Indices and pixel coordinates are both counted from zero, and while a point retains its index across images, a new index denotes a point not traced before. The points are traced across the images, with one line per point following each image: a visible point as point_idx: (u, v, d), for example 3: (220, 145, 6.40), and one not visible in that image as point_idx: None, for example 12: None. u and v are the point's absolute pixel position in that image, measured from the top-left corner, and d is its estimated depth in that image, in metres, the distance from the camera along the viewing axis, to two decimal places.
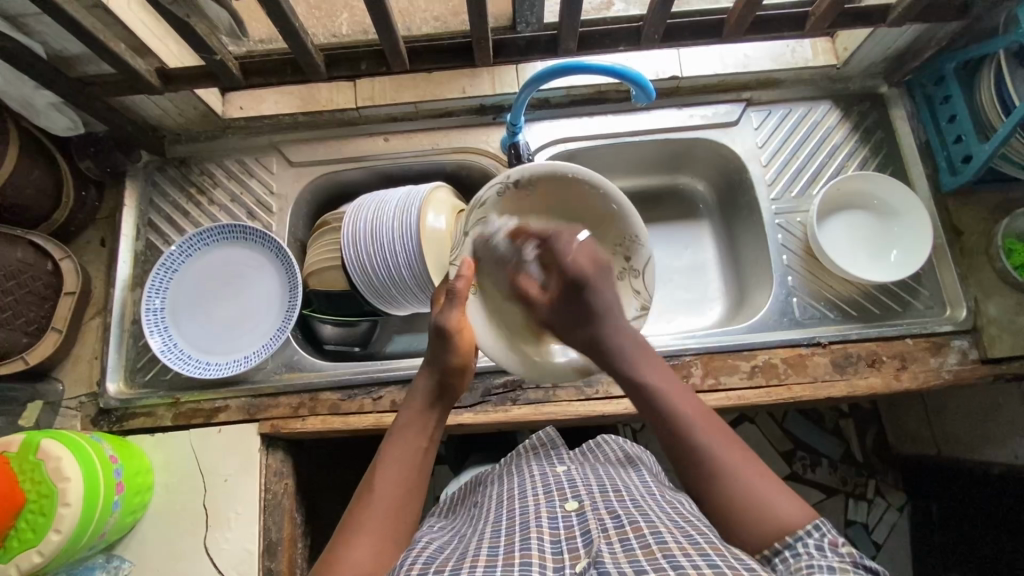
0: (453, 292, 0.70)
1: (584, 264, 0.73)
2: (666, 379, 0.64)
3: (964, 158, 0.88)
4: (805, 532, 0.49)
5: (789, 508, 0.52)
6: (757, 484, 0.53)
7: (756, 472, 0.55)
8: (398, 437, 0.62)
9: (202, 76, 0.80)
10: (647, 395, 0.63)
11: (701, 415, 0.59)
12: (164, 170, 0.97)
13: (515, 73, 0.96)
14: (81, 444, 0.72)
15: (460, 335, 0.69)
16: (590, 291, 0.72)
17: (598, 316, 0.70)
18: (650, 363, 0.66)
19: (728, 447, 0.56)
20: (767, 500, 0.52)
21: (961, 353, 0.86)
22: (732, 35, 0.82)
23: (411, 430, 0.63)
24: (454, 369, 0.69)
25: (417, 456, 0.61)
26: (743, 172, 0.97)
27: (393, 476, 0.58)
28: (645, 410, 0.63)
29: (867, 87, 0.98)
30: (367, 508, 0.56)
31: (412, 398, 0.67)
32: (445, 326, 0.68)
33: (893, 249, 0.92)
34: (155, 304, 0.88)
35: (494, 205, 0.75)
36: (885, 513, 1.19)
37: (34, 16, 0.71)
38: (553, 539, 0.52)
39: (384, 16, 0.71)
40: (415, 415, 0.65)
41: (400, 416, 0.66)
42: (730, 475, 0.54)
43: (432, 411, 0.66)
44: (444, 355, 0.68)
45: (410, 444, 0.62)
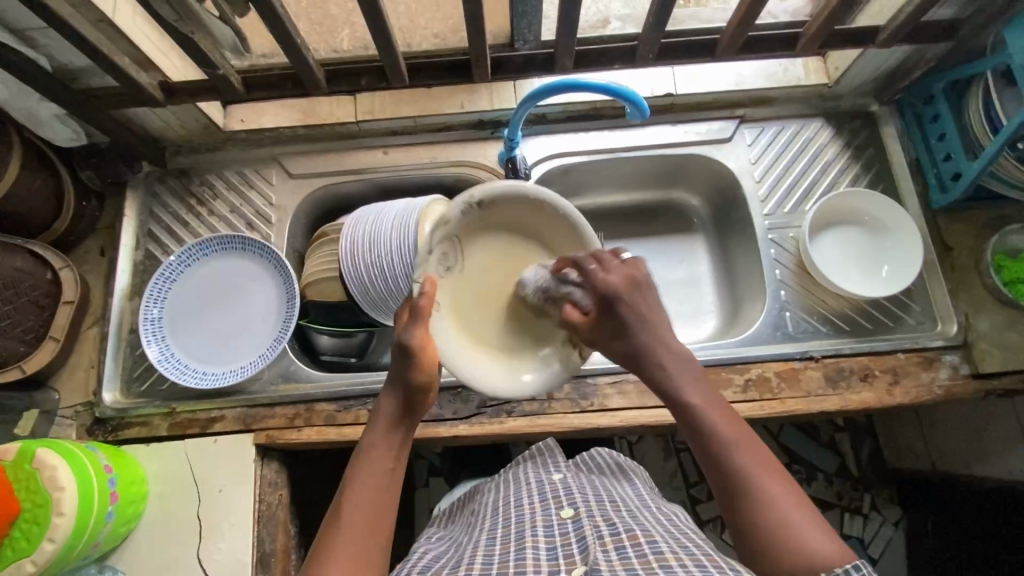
0: (418, 309, 0.63)
1: (617, 283, 0.63)
2: (709, 399, 0.60)
3: (954, 176, 0.89)
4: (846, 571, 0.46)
5: (830, 548, 0.49)
6: (795, 515, 0.51)
7: (795, 505, 0.52)
8: (362, 463, 0.58)
9: (205, 89, 0.82)
10: (687, 415, 0.59)
11: (744, 442, 0.56)
12: (165, 180, 0.98)
13: (513, 89, 0.98)
14: (76, 453, 0.72)
15: (423, 353, 0.62)
16: (628, 308, 0.62)
17: (639, 330, 0.63)
18: (692, 379, 0.61)
19: (768, 479, 0.53)
20: (803, 536, 0.49)
21: (952, 368, 0.87)
22: (725, 54, 0.84)
23: (375, 458, 0.59)
24: (418, 388, 0.63)
25: (381, 485, 0.57)
26: (737, 187, 0.99)
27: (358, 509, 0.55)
28: (686, 428, 0.59)
29: (858, 106, 1.00)
30: (333, 544, 0.52)
31: (376, 419, 0.62)
32: (406, 343, 0.62)
33: (884, 264, 0.93)
34: (153, 314, 0.89)
35: (459, 225, 0.67)
36: (881, 528, 1.19)
37: (40, 30, 0.72)
38: (548, 547, 0.53)
39: (385, 33, 0.73)
40: (377, 440, 0.60)
41: (365, 439, 0.61)
42: (769, 507, 0.52)
43: (397, 432, 0.61)
44: (408, 372, 0.62)
45: (374, 472, 0.58)
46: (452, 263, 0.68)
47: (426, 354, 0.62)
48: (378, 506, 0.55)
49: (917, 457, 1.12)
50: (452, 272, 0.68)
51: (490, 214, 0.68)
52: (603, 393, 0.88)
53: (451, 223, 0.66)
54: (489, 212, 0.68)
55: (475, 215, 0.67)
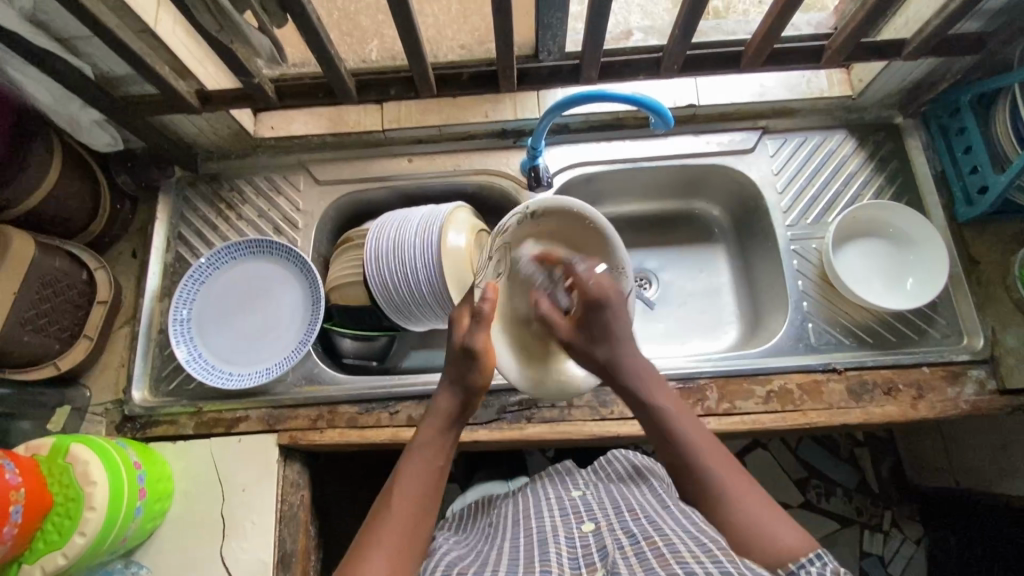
0: (480, 314, 0.70)
1: (605, 287, 0.74)
2: (673, 401, 0.66)
3: (981, 189, 0.89)
4: (809, 560, 0.51)
5: (793, 538, 0.54)
6: (761, 509, 0.56)
7: (761, 499, 0.57)
8: (418, 453, 0.63)
9: (239, 97, 0.84)
10: (654, 416, 0.65)
11: (707, 440, 0.62)
12: (196, 185, 1.01)
13: (536, 99, 0.99)
14: (108, 450, 0.74)
15: (486, 355, 0.68)
16: (608, 313, 0.72)
17: (613, 335, 0.71)
18: (656, 384, 0.68)
19: (732, 473, 0.59)
20: (771, 530, 0.54)
21: (978, 383, 0.86)
22: (750, 66, 0.84)
23: (431, 448, 0.64)
24: (474, 391, 0.69)
25: (434, 473, 0.62)
26: (759, 198, 0.99)
27: (413, 492, 0.60)
28: (654, 432, 0.64)
29: (882, 118, 0.99)
30: (386, 522, 0.57)
31: (433, 414, 0.67)
32: (473, 347, 0.68)
33: (909, 277, 0.92)
34: (182, 315, 0.91)
35: (513, 234, 0.76)
36: (902, 546, 1.17)
37: (84, 39, 0.74)
38: (570, 555, 0.55)
39: (415, 44, 0.75)
40: (434, 432, 0.66)
41: (419, 430, 0.66)
42: (736, 503, 0.57)
43: (452, 430, 0.67)
44: (468, 373, 0.69)
45: (430, 462, 0.63)
46: (503, 270, 0.77)
47: (488, 357, 0.69)
48: (430, 493, 0.61)
49: (939, 474, 1.11)
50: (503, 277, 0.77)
51: (544, 226, 0.76)
52: (623, 401, 0.88)
53: (507, 232, 0.76)
54: (541, 223, 0.76)
55: (528, 226, 0.76)
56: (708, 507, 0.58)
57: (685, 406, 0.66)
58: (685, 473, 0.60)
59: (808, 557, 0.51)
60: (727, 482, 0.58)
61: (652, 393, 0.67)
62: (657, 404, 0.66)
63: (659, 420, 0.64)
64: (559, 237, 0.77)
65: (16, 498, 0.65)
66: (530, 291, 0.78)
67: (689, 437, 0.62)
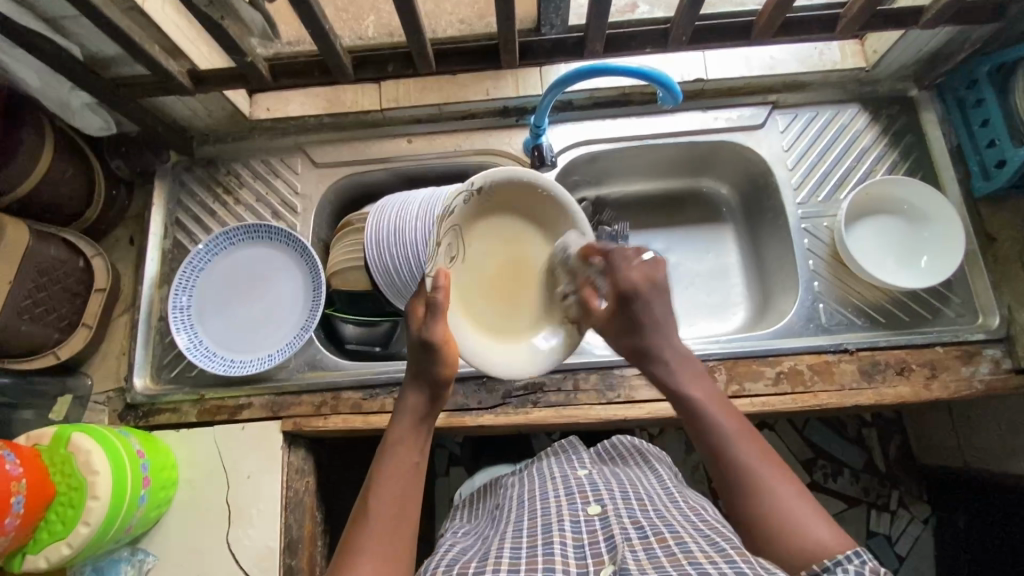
0: (435, 304, 0.62)
1: (638, 279, 0.66)
2: (710, 392, 0.65)
3: (998, 163, 0.86)
4: (845, 558, 0.50)
5: (829, 535, 0.53)
6: (793, 505, 0.56)
7: (795, 495, 0.57)
8: (392, 453, 0.62)
9: (233, 77, 0.82)
10: (692, 406, 0.64)
11: (742, 432, 0.61)
12: (192, 169, 0.99)
13: (539, 75, 0.96)
14: (109, 440, 0.73)
15: (447, 349, 0.63)
16: (643, 305, 0.66)
17: (646, 328, 0.67)
18: (693, 373, 0.66)
19: (765, 467, 0.58)
20: (806, 526, 0.54)
21: (993, 362, 0.84)
22: (761, 36, 0.81)
23: (404, 447, 0.63)
24: (439, 385, 0.65)
25: (410, 472, 0.61)
26: (769, 176, 0.96)
27: (392, 492, 0.59)
28: (690, 422, 0.64)
29: (897, 90, 0.96)
30: (366, 523, 0.57)
31: (401, 412, 0.65)
32: (430, 340, 0.62)
33: (923, 255, 0.90)
34: (181, 303, 0.89)
35: (464, 215, 0.65)
36: (909, 526, 1.16)
37: (71, 19, 0.72)
38: (576, 544, 0.52)
39: (413, 18, 0.72)
40: (405, 431, 0.64)
41: (391, 429, 0.65)
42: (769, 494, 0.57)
43: (423, 425, 0.65)
44: (431, 367, 0.64)
45: (406, 459, 0.62)
46: (457, 254, 0.65)
47: (448, 351, 0.63)
48: (410, 490, 0.60)
49: (949, 454, 1.09)
50: (457, 262, 0.66)
51: (492, 202, 0.66)
52: (630, 385, 0.87)
53: (455, 213, 0.64)
54: (490, 197, 0.66)
55: (479, 204, 0.65)
56: (741, 498, 0.58)
57: (721, 397, 0.65)
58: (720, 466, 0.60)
59: (844, 554, 0.50)
60: (761, 476, 0.58)
61: (690, 384, 0.65)
62: (694, 394, 0.64)
63: (697, 412, 0.63)
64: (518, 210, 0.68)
65: (18, 489, 0.64)
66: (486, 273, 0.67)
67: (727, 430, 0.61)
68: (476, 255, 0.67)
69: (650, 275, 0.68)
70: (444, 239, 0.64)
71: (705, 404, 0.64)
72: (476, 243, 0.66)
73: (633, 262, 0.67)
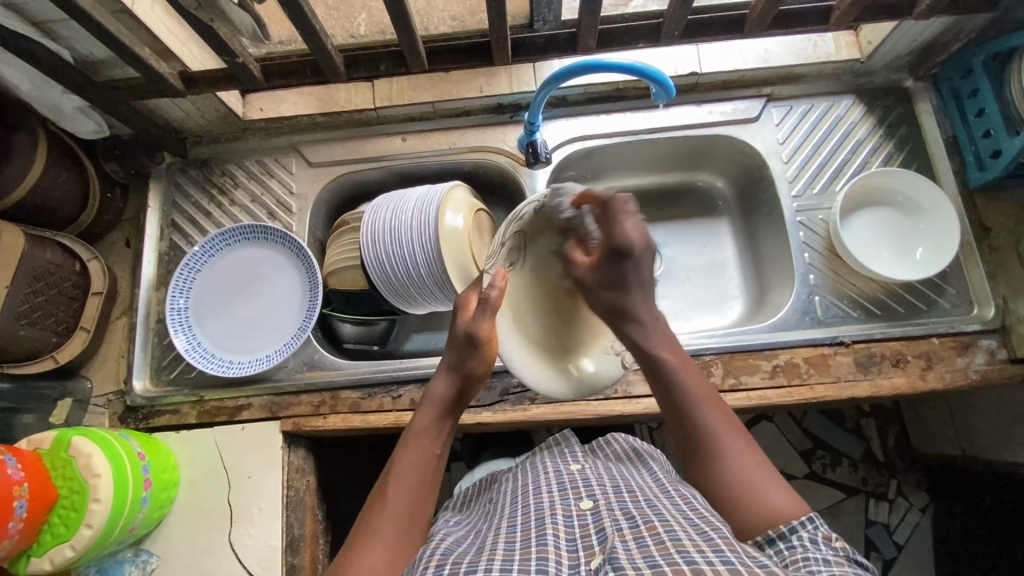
0: (487, 300, 0.68)
1: (634, 234, 0.68)
2: (679, 357, 0.67)
3: (993, 153, 0.85)
4: (799, 523, 0.52)
5: (787, 501, 0.55)
6: (758, 477, 0.57)
7: (756, 460, 0.58)
8: (414, 442, 0.64)
9: (226, 79, 0.82)
10: (661, 371, 0.66)
11: (709, 400, 0.63)
12: (187, 170, 0.99)
13: (532, 71, 0.96)
14: (111, 443, 0.73)
15: (489, 344, 0.69)
16: (634, 263, 0.69)
17: (628, 285, 0.69)
18: (666, 340, 0.69)
19: (729, 434, 0.60)
20: (765, 491, 0.56)
21: (988, 353, 0.84)
22: (754, 30, 0.80)
23: (428, 437, 0.65)
24: (472, 379, 0.70)
25: (430, 463, 0.63)
26: (764, 169, 0.96)
27: (410, 482, 0.61)
28: (660, 388, 0.66)
29: (892, 81, 0.96)
30: (383, 509, 0.58)
31: (429, 401, 0.68)
32: (476, 335, 0.68)
33: (918, 246, 0.90)
34: (179, 304, 0.89)
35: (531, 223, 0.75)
36: (907, 514, 1.17)
37: (61, 22, 0.72)
38: (568, 538, 0.53)
39: (404, 17, 0.72)
40: (430, 421, 0.66)
41: (415, 419, 0.67)
42: (732, 462, 0.58)
43: (447, 419, 0.68)
44: (469, 360, 0.69)
45: (426, 451, 0.64)
46: (517, 259, 0.75)
47: (489, 347, 0.69)
48: (425, 481, 0.62)
49: (946, 443, 1.10)
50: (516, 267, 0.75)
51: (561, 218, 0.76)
52: (627, 380, 0.87)
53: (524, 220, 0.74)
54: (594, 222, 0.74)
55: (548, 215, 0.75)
56: (704, 463, 0.59)
57: (690, 362, 0.67)
58: (685, 428, 0.62)
59: (799, 521, 0.52)
60: (723, 437, 0.60)
61: (660, 347, 0.67)
62: (666, 359, 0.66)
63: (665, 374, 0.65)
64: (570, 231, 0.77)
65: (20, 493, 0.65)
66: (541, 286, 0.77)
67: (693, 395, 0.63)
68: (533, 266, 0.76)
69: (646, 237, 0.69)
70: (509, 244, 0.74)
71: (676, 368, 0.66)
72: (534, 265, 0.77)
73: (630, 215, 0.69)
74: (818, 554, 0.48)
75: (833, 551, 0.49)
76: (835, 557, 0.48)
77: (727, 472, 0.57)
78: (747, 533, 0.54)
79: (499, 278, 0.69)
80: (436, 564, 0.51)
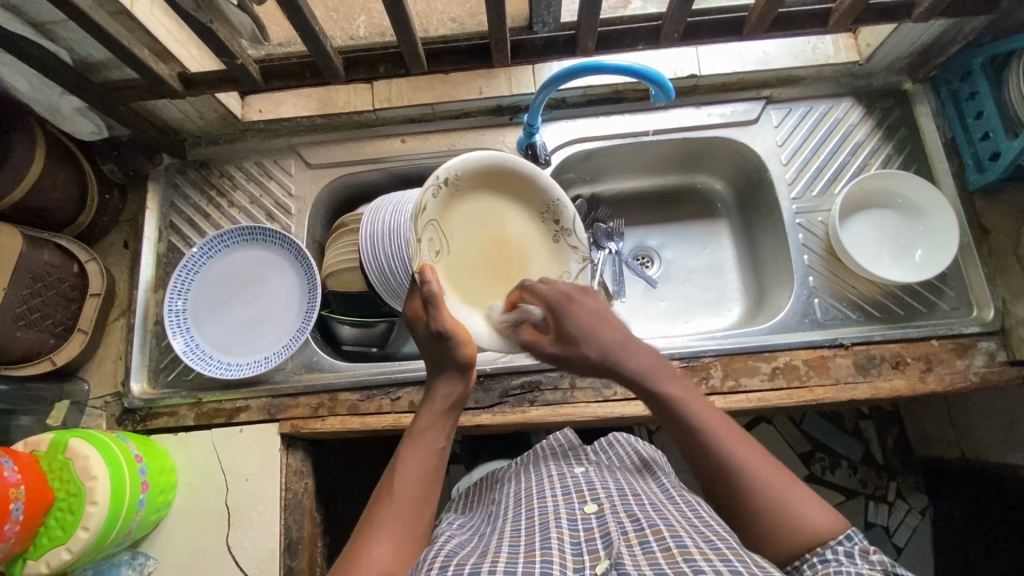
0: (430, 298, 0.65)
1: (560, 289, 0.69)
2: (688, 391, 0.62)
3: (993, 155, 0.85)
4: (835, 541, 0.52)
5: (821, 517, 0.54)
6: (789, 496, 0.55)
7: (782, 479, 0.56)
8: (418, 438, 0.63)
9: (225, 80, 0.82)
10: (674, 414, 0.61)
11: (727, 433, 0.58)
12: (185, 172, 0.99)
13: (532, 73, 0.96)
14: (108, 443, 0.73)
15: (455, 334, 0.65)
16: (576, 311, 0.67)
17: (592, 334, 0.66)
18: (670, 377, 0.63)
19: (757, 463, 0.57)
20: (798, 510, 0.54)
21: (988, 355, 0.84)
22: (753, 33, 0.80)
23: (431, 433, 0.63)
24: (464, 367, 0.66)
25: (434, 458, 0.62)
26: (763, 171, 0.96)
27: (414, 478, 0.60)
28: (677, 429, 0.61)
29: (891, 84, 0.96)
30: (388, 507, 0.58)
31: (429, 399, 0.66)
32: (443, 329, 0.64)
33: (918, 249, 0.90)
34: (177, 306, 0.89)
35: (435, 209, 0.71)
36: (906, 516, 1.17)
37: (60, 23, 0.71)
38: (573, 541, 0.53)
39: (404, 19, 0.71)
40: (433, 417, 0.64)
41: (417, 416, 0.65)
42: (764, 490, 0.55)
43: (449, 416, 0.65)
44: (453, 353, 0.65)
45: (429, 446, 0.63)
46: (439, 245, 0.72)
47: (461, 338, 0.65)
48: (430, 475, 0.61)
49: (946, 446, 1.10)
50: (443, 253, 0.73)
51: (461, 188, 0.73)
52: None
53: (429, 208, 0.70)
54: (458, 187, 0.73)
55: (448, 194, 0.72)
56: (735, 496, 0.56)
57: (700, 396, 0.62)
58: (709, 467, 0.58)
59: (836, 538, 0.52)
60: (752, 468, 0.56)
61: (666, 383, 0.63)
62: (677, 399, 0.61)
63: (678, 414, 0.60)
64: (480, 192, 0.75)
65: (17, 496, 0.64)
66: (473, 254, 0.76)
67: (708, 431, 0.58)
68: (459, 241, 0.75)
69: (565, 288, 0.69)
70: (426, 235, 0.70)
71: (688, 407, 0.61)
72: (456, 237, 0.74)
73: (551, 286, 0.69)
74: (853, 568, 0.49)
75: (870, 565, 0.49)
76: (871, 572, 0.48)
77: (757, 494, 0.55)
78: (787, 559, 0.53)
79: (427, 273, 0.65)
80: (439, 566, 0.51)
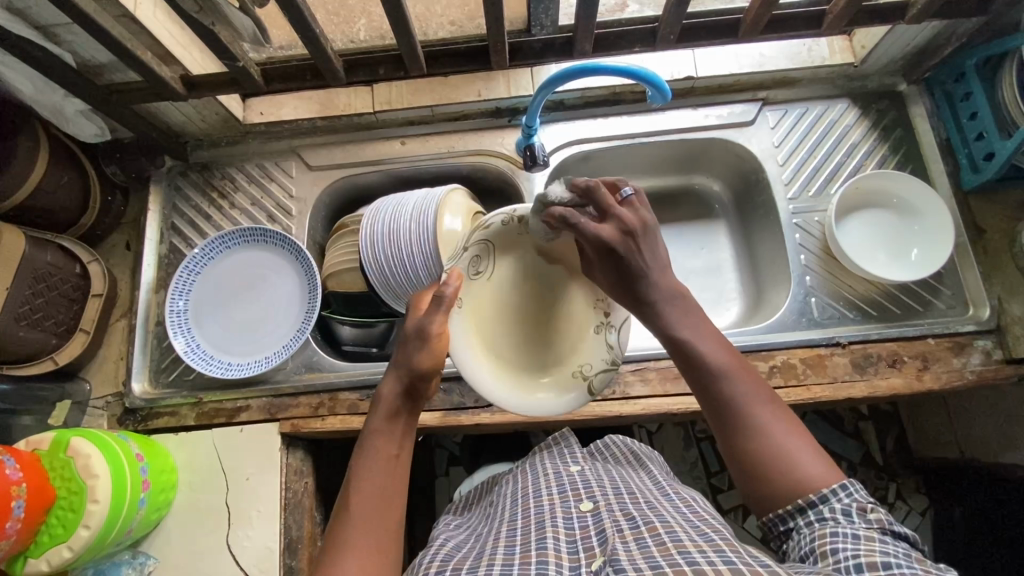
0: (441, 297, 0.64)
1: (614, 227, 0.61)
2: (702, 328, 0.61)
3: (987, 155, 0.86)
4: (831, 493, 0.52)
5: (818, 469, 0.54)
6: (791, 443, 0.55)
7: (787, 424, 0.56)
8: (368, 447, 0.59)
9: (226, 83, 0.83)
10: (687, 353, 0.60)
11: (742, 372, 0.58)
12: (187, 174, 1.00)
13: (530, 75, 0.97)
14: (108, 443, 0.73)
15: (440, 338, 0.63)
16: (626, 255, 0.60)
17: (628, 274, 0.61)
18: (688, 314, 0.62)
19: (765, 408, 0.57)
20: (796, 457, 0.55)
21: (984, 353, 0.84)
22: (748, 35, 0.81)
23: (382, 439, 0.60)
24: (418, 371, 0.62)
25: (390, 466, 0.58)
26: (760, 172, 0.97)
27: (371, 490, 0.56)
28: (691, 372, 0.60)
29: (886, 85, 0.97)
30: (348, 525, 0.54)
31: (378, 405, 0.62)
32: (427, 329, 0.63)
33: (913, 247, 0.91)
34: (179, 307, 0.89)
35: (499, 236, 0.70)
36: (907, 517, 1.17)
37: (64, 26, 0.73)
38: (569, 540, 0.53)
39: (403, 22, 0.72)
40: (383, 422, 0.60)
41: (367, 424, 0.61)
42: (768, 436, 0.56)
43: (400, 420, 0.61)
44: (411, 355, 0.62)
45: (383, 454, 0.59)
46: (482, 269, 0.69)
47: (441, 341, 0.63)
48: (388, 484, 0.57)
49: (945, 446, 1.10)
50: (481, 278, 0.69)
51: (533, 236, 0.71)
52: (625, 381, 0.87)
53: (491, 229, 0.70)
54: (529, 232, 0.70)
55: (519, 232, 0.70)
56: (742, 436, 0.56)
57: (715, 332, 0.61)
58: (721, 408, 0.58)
59: (832, 488, 0.52)
60: (757, 412, 0.57)
61: (680, 322, 0.61)
62: (689, 340, 0.60)
63: (690, 353, 0.60)
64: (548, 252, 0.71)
65: (18, 493, 0.64)
66: (507, 297, 0.71)
67: (721, 366, 0.58)
68: (501, 280, 0.70)
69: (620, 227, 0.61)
70: (477, 250, 0.69)
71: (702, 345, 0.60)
72: (506, 274, 0.71)
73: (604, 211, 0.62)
74: (849, 528, 0.49)
75: (868, 523, 0.50)
76: (867, 530, 0.48)
77: (758, 432, 0.56)
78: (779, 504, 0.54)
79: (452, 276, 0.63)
80: (436, 571, 0.51)
